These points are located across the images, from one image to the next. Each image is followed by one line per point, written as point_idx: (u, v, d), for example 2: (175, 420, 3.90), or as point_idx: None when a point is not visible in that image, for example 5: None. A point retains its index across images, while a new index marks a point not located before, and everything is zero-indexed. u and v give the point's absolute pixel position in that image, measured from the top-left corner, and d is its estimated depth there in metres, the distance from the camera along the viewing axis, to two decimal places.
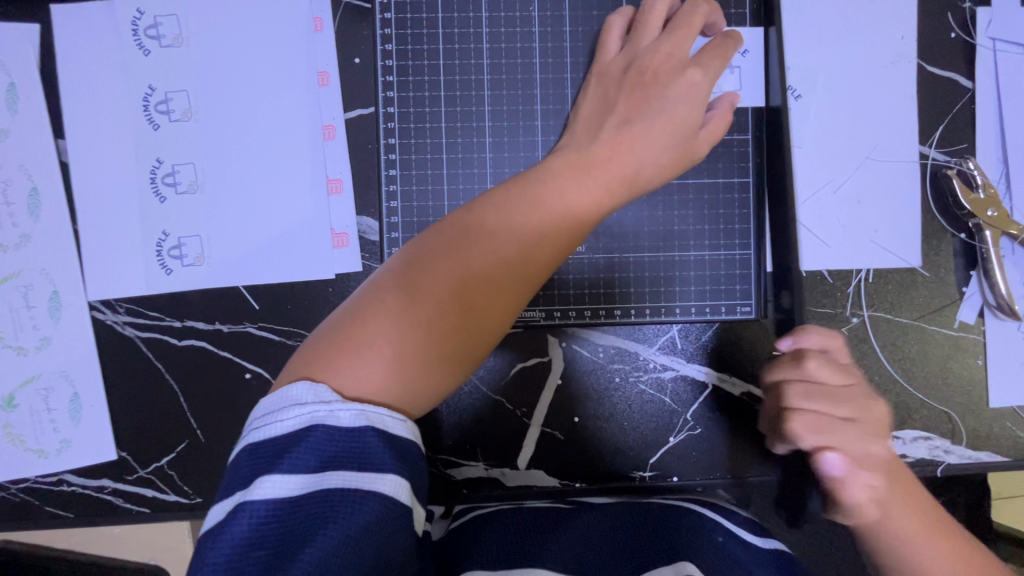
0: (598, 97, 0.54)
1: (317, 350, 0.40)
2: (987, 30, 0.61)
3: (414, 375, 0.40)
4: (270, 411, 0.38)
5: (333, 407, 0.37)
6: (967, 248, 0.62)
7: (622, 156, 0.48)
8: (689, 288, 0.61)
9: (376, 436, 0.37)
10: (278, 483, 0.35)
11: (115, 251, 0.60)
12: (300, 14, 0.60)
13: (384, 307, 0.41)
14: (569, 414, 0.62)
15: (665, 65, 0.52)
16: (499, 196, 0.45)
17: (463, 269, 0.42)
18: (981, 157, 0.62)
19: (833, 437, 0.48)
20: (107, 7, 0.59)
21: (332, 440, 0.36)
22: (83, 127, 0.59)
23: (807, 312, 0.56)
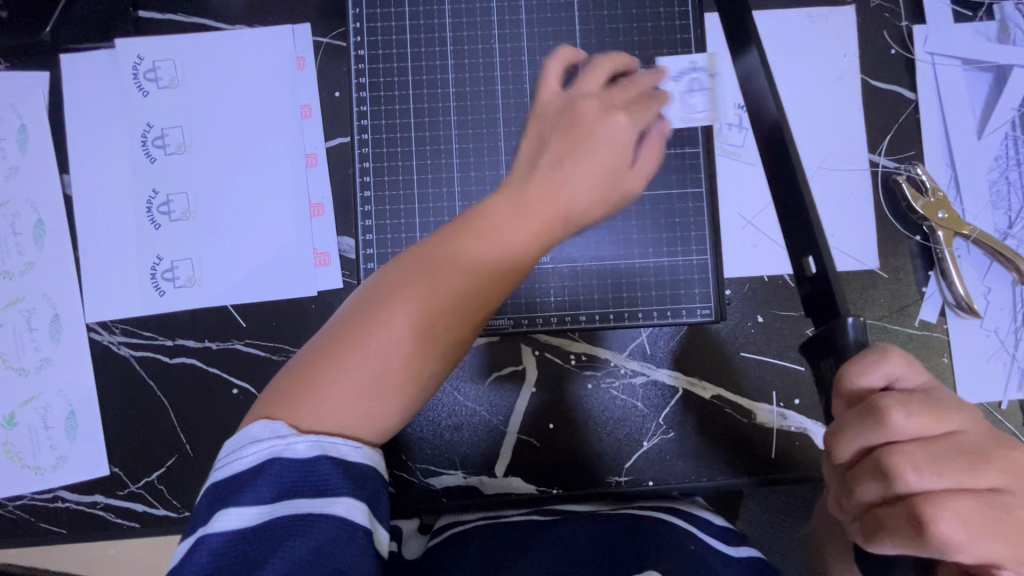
0: (533, 135, 0.52)
1: (278, 389, 0.42)
2: (924, 45, 0.65)
3: (375, 409, 0.41)
4: (233, 448, 0.40)
5: (289, 440, 0.39)
6: (924, 250, 0.65)
7: (555, 195, 0.47)
8: (646, 291, 0.62)
9: (330, 463, 0.39)
10: (236, 514, 0.38)
11: (113, 276, 0.64)
12: (285, 55, 0.65)
13: (333, 351, 0.42)
14: (544, 421, 0.64)
15: (595, 108, 0.51)
16: (448, 240, 0.45)
17: (416, 307, 0.42)
18: (929, 163, 0.65)
19: (996, 531, 0.34)
20: (111, 54, 0.65)
21: (289, 469, 0.39)
22: (86, 162, 0.64)
23: (813, 285, 0.44)
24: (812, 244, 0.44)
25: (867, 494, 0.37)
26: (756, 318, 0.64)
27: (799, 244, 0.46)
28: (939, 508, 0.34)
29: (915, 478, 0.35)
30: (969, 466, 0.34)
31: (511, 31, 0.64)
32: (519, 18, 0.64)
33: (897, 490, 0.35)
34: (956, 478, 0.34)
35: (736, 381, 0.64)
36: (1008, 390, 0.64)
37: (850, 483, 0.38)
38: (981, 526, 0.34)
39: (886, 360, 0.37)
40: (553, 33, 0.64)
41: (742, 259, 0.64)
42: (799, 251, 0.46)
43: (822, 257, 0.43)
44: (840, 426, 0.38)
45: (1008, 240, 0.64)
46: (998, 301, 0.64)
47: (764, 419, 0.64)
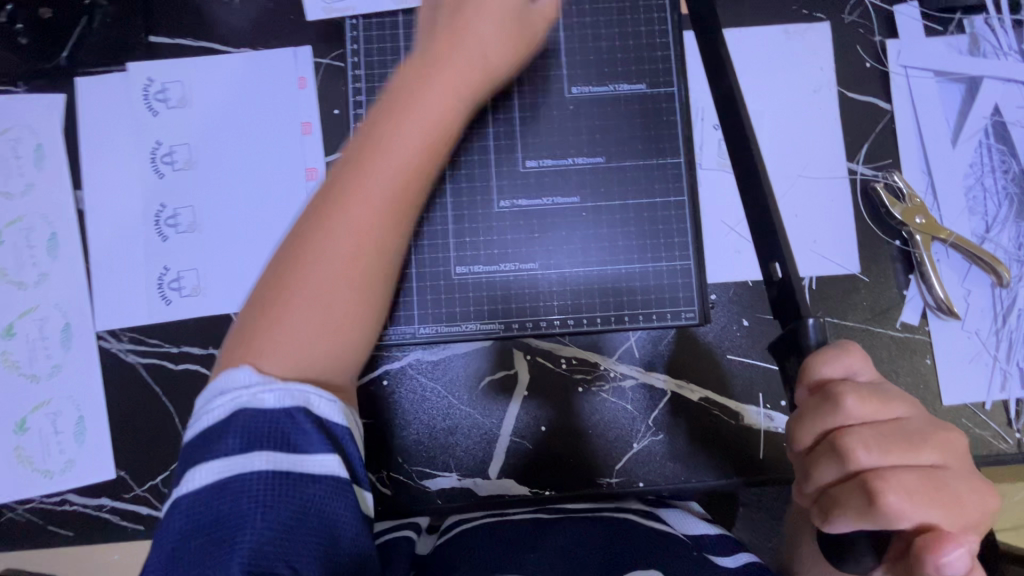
0: (422, 61, 0.57)
1: (237, 333, 0.49)
2: (898, 59, 0.68)
3: (318, 325, 0.48)
4: (202, 399, 0.45)
5: (255, 390, 0.44)
6: (905, 254, 0.67)
7: (464, 44, 0.57)
8: (627, 297, 0.64)
9: (298, 413, 0.44)
10: (211, 467, 0.41)
11: (123, 286, 0.67)
12: (287, 75, 0.69)
13: (281, 287, 0.48)
14: (536, 424, 0.65)
15: (473, 44, 0.57)
16: (339, 184, 0.51)
17: (335, 231, 0.50)
18: (906, 171, 0.67)
19: (934, 501, 0.39)
20: (123, 77, 0.69)
21: (256, 418, 0.43)
22: (98, 178, 0.68)
23: (780, 288, 0.46)
24: (775, 252, 0.46)
25: (824, 475, 0.41)
26: (742, 322, 0.66)
27: (767, 249, 0.47)
28: (886, 482, 0.38)
29: (866, 456, 0.39)
30: (911, 444, 0.40)
31: None
32: None
33: (852, 467, 0.40)
34: (899, 454, 0.39)
35: (724, 384, 0.66)
36: (991, 391, 0.65)
37: (809, 466, 0.42)
38: (925, 498, 0.38)
39: (844, 354, 0.41)
40: (538, 49, 0.65)
41: (727, 265, 0.66)
42: (767, 256, 0.47)
43: (787, 262, 0.44)
44: (801, 413, 0.42)
45: (986, 244, 0.66)
46: (978, 303, 0.66)
47: (752, 421, 0.65)
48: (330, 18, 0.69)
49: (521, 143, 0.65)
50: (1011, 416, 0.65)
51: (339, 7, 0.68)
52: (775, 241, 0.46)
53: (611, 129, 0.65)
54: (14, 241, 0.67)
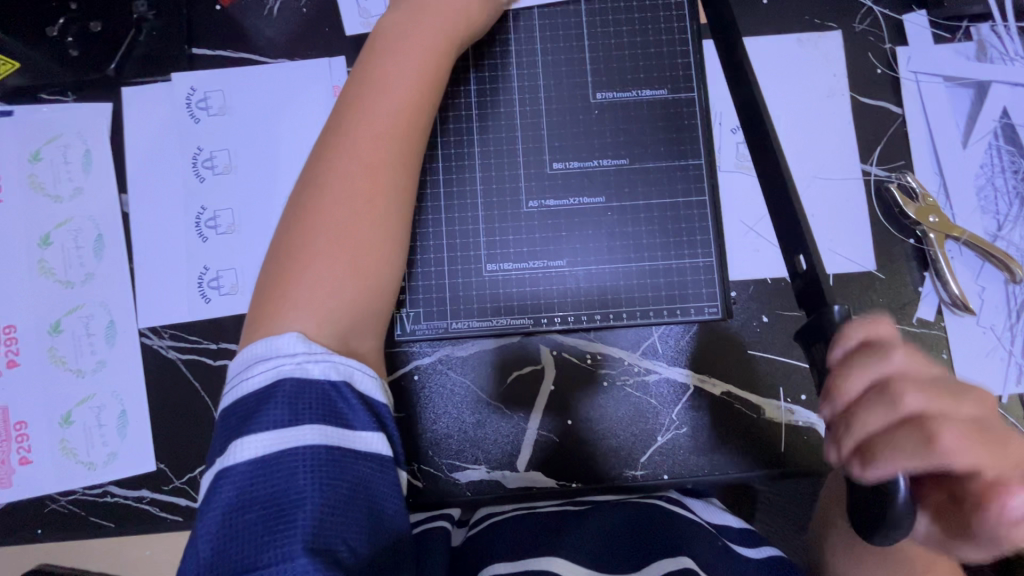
0: (387, 40, 0.61)
1: (257, 310, 0.52)
2: (908, 65, 0.71)
3: (345, 280, 0.52)
4: (241, 371, 0.48)
5: (297, 360, 0.47)
6: (919, 252, 0.69)
7: (409, 29, 0.61)
8: (647, 294, 0.66)
9: (343, 388, 0.47)
10: (260, 438, 0.44)
11: (166, 285, 0.70)
12: (323, 84, 0.72)
13: (296, 254, 0.53)
14: (563, 417, 0.67)
15: (432, 20, 0.61)
16: (324, 154, 0.56)
17: (342, 192, 0.54)
18: (918, 172, 0.70)
19: (980, 443, 0.42)
20: (168, 86, 0.72)
21: (302, 387, 0.46)
22: (143, 182, 0.71)
23: (806, 280, 0.47)
24: (801, 245, 0.48)
25: (870, 421, 0.44)
26: (762, 318, 0.68)
27: (791, 244, 0.49)
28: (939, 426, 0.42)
29: (917, 399, 0.43)
30: (955, 390, 0.44)
31: (526, 48, 0.68)
32: (533, 34, 0.68)
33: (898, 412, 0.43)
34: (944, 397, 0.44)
35: (746, 378, 0.67)
36: (1008, 385, 0.66)
37: (852, 415, 0.44)
38: (971, 437, 0.42)
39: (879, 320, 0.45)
40: (564, 56, 0.68)
41: (747, 263, 0.68)
42: (790, 251, 0.49)
43: (811, 254, 0.46)
44: (845, 368, 0.43)
45: (999, 242, 0.68)
46: (992, 299, 0.67)
47: (774, 414, 0.67)
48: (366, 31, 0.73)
49: (547, 145, 0.67)
50: None
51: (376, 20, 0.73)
52: (800, 235, 0.48)
53: (633, 133, 0.67)
54: (62, 242, 0.70)
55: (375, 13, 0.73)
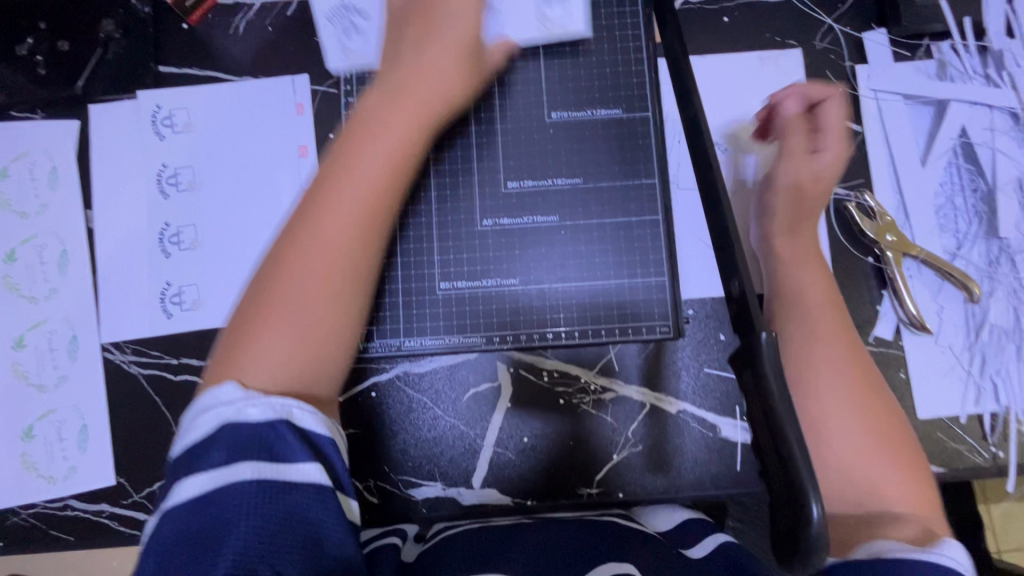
0: (374, 93, 0.60)
1: (220, 360, 0.52)
2: (867, 82, 0.71)
3: (303, 343, 0.52)
4: (190, 419, 0.49)
5: (240, 405, 0.48)
6: (878, 271, 0.68)
7: (411, 79, 0.59)
8: (600, 312, 0.66)
9: (282, 425, 0.48)
10: (197, 479, 0.45)
11: (128, 301, 0.70)
12: (285, 102, 0.73)
13: (255, 313, 0.53)
14: (519, 435, 0.67)
15: (424, 72, 0.60)
16: (301, 212, 0.55)
17: (311, 248, 0.53)
18: (877, 190, 0.69)
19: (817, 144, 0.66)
20: (134, 104, 0.73)
21: (241, 432, 0.46)
22: (108, 198, 0.72)
23: (737, 305, 0.47)
24: (733, 271, 0.47)
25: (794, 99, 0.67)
26: (719, 336, 0.68)
27: (729, 265, 0.48)
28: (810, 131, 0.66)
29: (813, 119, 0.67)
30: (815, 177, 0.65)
31: None
32: None
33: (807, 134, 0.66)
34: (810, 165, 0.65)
35: (701, 396, 0.67)
36: (966, 405, 0.66)
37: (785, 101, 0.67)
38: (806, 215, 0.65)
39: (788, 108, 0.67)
40: (521, 76, 0.69)
41: (703, 281, 0.68)
42: (728, 271, 0.48)
43: (742, 279, 0.46)
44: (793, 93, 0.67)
45: (957, 261, 0.68)
46: (951, 318, 0.67)
47: (729, 433, 0.67)
48: (382, 68, 0.72)
49: (503, 164, 0.68)
50: (985, 430, 0.66)
51: (356, 53, 0.72)
52: (733, 261, 0.47)
53: (589, 152, 0.68)
54: (27, 257, 0.71)
55: (358, 50, 0.72)
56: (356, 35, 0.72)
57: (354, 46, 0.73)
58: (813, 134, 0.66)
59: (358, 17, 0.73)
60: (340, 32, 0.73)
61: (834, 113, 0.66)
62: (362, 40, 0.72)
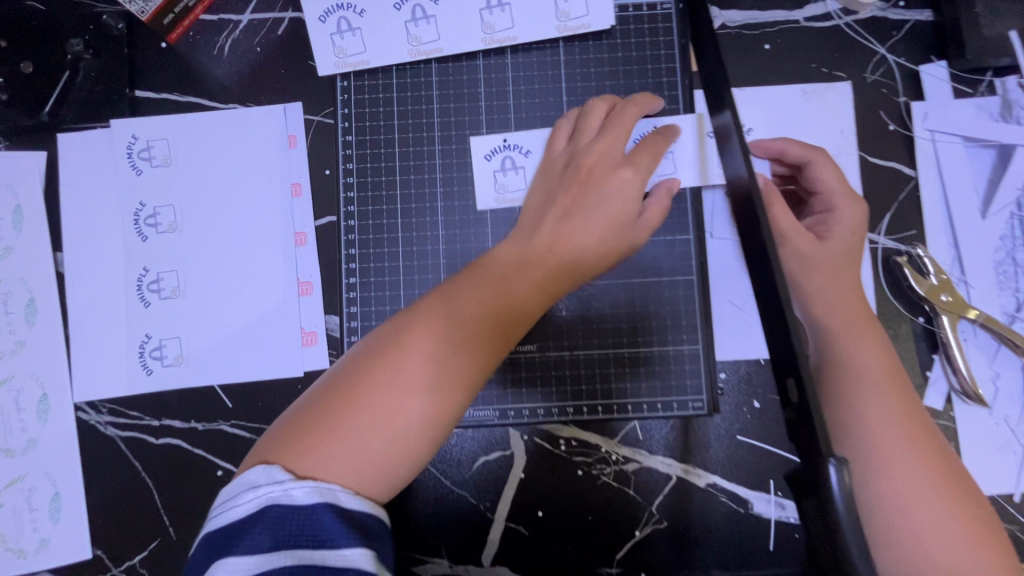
0: (542, 194, 0.55)
1: (287, 438, 0.44)
2: (924, 122, 0.64)
3: (362, 449, 0.43)
4: (231, 496, 0.43)
5: (286, 487, 0.41)
6: (928, 332, 0.62)
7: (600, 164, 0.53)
8: (626, 385, 0.62)
9: (328, 510, 0.41)
10: (235, 563, 0.40)
11: (104, 355, 0.64)
12: (276, 133, 0.65)
13: (377, 395, 0.44)
14: (533, 508, 0.62)
15: (601, 162, 0.53)
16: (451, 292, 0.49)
17: (431, 345, 0.45)
18: (931, 243, 0.63)
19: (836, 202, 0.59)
20: (107, 134, 0.66)
21: (287, 517, 0.41)
22: (79, 240, 0.65)
23: (798, 411, 0.40)
24: (793, 369, 0.41)
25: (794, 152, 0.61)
26: (752, 404, 0.62)
27: (786, 361, 0.42)
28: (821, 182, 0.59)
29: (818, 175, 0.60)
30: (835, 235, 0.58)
31: (498, 103, 0.62)
32: (506, 89, 0.62)
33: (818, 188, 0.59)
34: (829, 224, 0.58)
35: (733, 469, 0.62)
36: (1021, 482, 0.61)
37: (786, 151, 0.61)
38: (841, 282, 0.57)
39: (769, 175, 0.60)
40: (540, 111, 0.61)
41: (736, 342, 0.62)
42: (785, 369, 0.42)
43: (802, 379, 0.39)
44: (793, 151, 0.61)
45: (1017, 323, 0.62)
46: (1007, 387, 0.61)
47: (761, 509, 0.61)
48: (500, 207, 0.62)
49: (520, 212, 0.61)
50: None
51: (352, 63, 0.63)
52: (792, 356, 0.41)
53: None
54: None
55: (513, 189, 0.61)
56: (514, 171, 0.61)
57: (510, 184, 0.62)
58: (814, 199, 0.60)
59: (517, 153, 0.62)
60: (498, 168, 0.62)
61: (826, 173, 0.59)
62: (518, 178, 0.61)
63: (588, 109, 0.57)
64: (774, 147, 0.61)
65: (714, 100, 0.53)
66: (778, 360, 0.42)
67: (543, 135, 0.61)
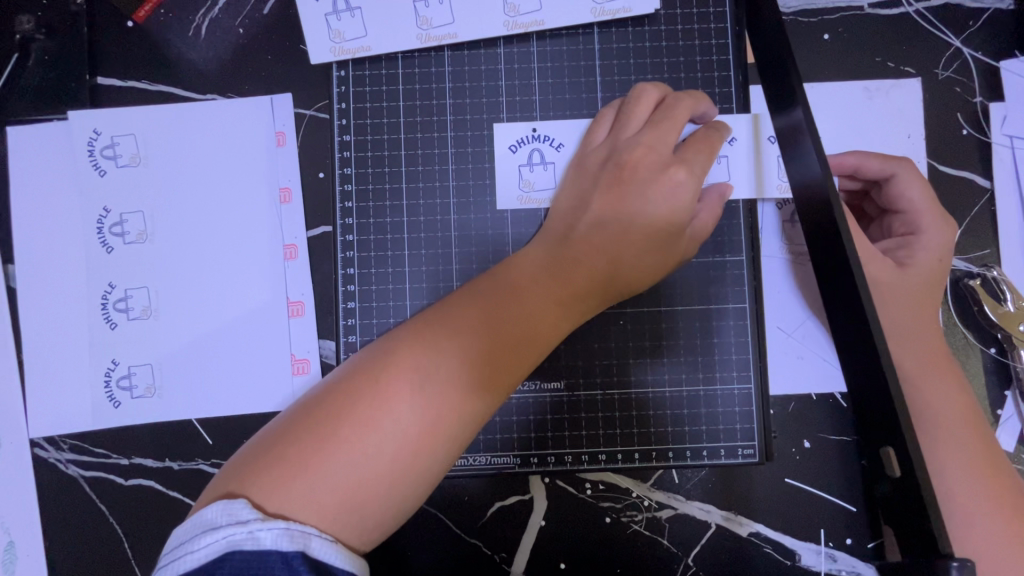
0: (572, 195, 0.47)
1: (252, 463, 0.38)
2: (1002, 127, 0.56)
3: (338, 483, 0.36)
4: (182, 540, 0.35)
5: (251, 529, 0.34)
6: (1000, 365, 0.55)
7: (649, 161, 0.44)
8: (664, 426, 0.54)
9: (301, 560, 0.34)
10: None
11: (64, 384, 0.56)
12: (261, 130, 0.57)
13: (361, 417, 0.38)
14: (554, 559, 0.55)
15: (649, 158, 0.44)
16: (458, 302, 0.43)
17: (426, 363, 0.40)
18: (1007, 263, 0.56)
19: (926, 221, 0.51)
20: (64, 127, 0.57)
21: (250, 568, 0.33)
22: (34, 251, 0.56)
23: (900, 486, 0.35)
24: (893, 435, 0.35)
25: (872, 165, 0.52)
26: (802, 444, 0.55)
27: (881, 421, 0.37)
28: (905, 202, 0.51)
29: (902, 191, 0.51)
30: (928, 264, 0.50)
31: (522, 98, 0.53)
32: (532, 81, 0.53)
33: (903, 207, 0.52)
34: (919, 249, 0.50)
35: (781, 518, 0.55)
36: None
37: (863, 163, 0.52)
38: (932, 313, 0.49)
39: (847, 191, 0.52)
40: (570, 103, 0.53)
41: (788, 376, 0.55)
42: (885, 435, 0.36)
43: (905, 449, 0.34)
44: (871, 162, 0.52)
45: None
46: None
47: (810, 562, 0.54)
48: (523, 209, 0.53)
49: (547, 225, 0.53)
50: None
51: (351, 49, 0.54)
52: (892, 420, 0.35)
53: None
54: None
55: (540, 188, 0.52)
56: (543, 166, 0.52)
57: (537, 181, 0.52)
58: (896, 219, 0.53)
59: (548, 145, 0.52)
60: (525, 162, 0.53)
61: (914, 190, 0.51)
62: (547, 174, 0.52)
63: (637, 94, 0.48)
64: (848, 163, 0.53)
65: (783, 98, 0.45)
66: (875, 419, 0.38)
67: (577, 127, 0.52)
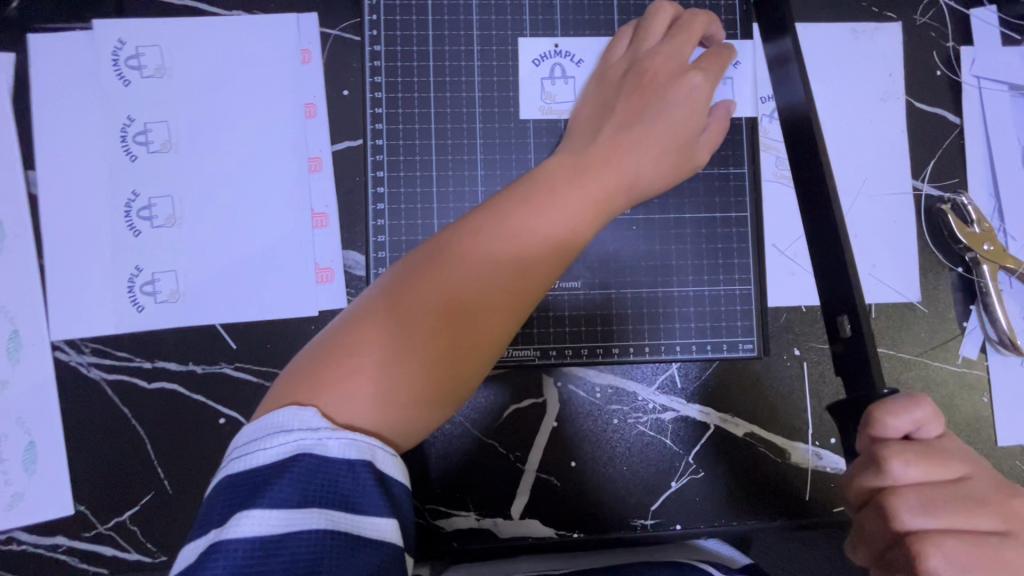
0: (594, 103, 0.51)
1: (309, 373, 0.38)
2: (971, 68, 0.62)
3: (401, 392, 0.37)
4: (253, 438, 0.35)
5: (323, 435, 0.34)
6: (965, 282, 0.61)
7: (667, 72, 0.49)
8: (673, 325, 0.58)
9: (368, 471, 0.34)
10: (258, 519, 0.32)
11: (86, 288, 0.57)
12: (287, 47, 0.59)
13: (419, 327, 0.38)
14: (567, 457, 0.58)
15: (666, 66, 0.49)
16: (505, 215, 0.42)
17: (478, 273, 0.40)
18: (973, 190, 0.62)
19: None
20: (89, 36, 0.57)
21: (321, 472, 0.33)
22: (57, 156, 0.57)
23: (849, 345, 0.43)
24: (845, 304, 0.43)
25: None
26: (793, 351, 0.60)
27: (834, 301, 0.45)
28: None
29: None
30: None
31: (544, 17, 0.57)
32: (552, 3, 0.57)
33: None
34: None
35: (773, 419, 0.59)
36: None
37: None
38: None
39: None
40: (587, 22, 0.57)
41: (779, 290, 0.60)
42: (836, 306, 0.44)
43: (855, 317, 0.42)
44: None
45: None
46: None
47: (799, 458, 0.59)
48: (545, 119, 0.57)
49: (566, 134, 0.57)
50: None
51: None
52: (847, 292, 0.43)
53: None
54: None
55: (561, 100, 0.57)
56: (564, 80, 0.57)
57: (559, 94, 0.57)
58: None
59: (568, 61, 0.57)
60: (547, 76, 0.57)
61: None
62: (568, 88, 0.57)
63: (654, 12, 0.52)
64: None
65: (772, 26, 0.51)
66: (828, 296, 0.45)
67: (598, 44, 0.57)
